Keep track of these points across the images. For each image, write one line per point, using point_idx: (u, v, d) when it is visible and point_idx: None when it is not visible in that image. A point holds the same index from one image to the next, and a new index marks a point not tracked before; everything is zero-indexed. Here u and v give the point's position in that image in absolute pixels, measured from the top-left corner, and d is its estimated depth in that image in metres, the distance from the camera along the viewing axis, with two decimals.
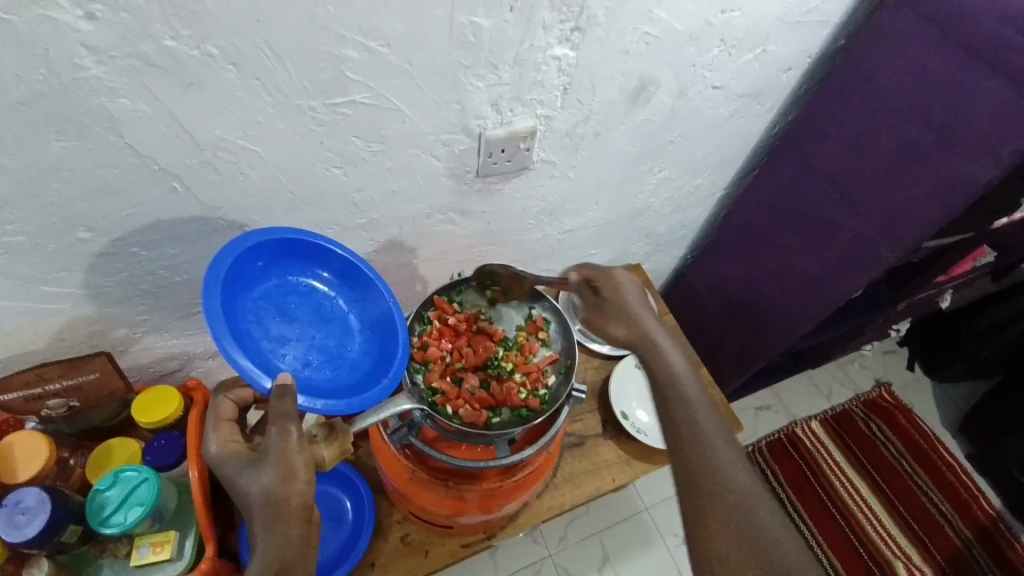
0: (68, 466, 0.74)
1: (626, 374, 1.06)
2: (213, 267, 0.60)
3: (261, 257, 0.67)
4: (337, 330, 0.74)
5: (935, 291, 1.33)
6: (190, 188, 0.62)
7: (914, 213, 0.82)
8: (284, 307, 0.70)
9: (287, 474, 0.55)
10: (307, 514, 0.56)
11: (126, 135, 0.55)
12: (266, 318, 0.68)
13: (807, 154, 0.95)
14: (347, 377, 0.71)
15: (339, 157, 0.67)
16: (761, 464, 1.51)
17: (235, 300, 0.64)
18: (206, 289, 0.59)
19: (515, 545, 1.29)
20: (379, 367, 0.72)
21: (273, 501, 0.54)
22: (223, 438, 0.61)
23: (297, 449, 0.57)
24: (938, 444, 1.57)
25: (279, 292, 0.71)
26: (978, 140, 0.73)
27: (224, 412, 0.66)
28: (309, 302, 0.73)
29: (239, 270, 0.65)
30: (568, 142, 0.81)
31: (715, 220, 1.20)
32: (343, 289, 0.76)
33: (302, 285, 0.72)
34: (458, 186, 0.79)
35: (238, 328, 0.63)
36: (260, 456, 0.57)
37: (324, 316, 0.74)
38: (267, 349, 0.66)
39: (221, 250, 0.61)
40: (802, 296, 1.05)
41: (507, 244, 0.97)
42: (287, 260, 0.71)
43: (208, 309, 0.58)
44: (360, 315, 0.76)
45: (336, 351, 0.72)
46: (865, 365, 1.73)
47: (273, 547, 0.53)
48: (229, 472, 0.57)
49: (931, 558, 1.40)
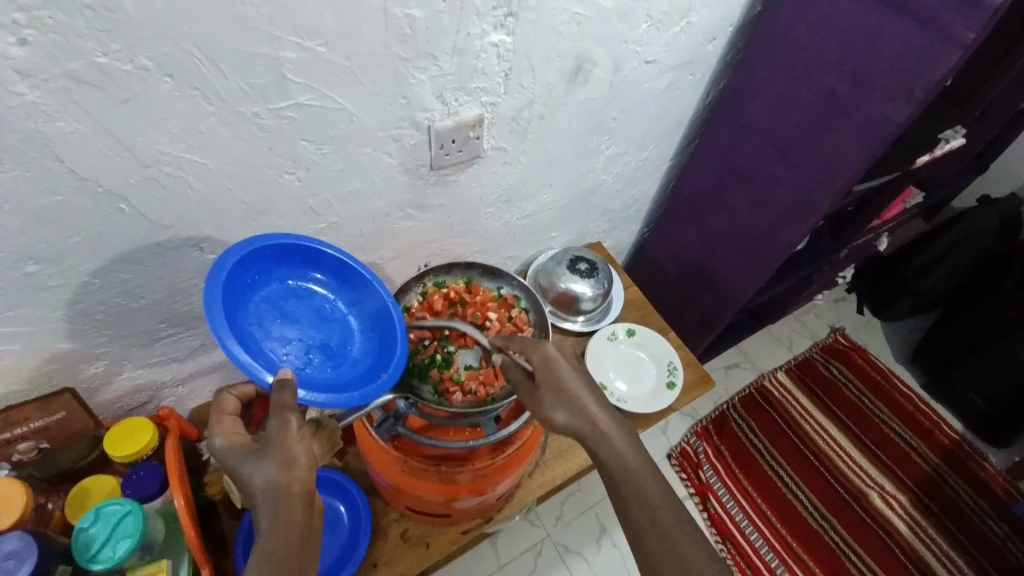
0: (47, 509, 0.72)
1: (601, 350, 1.10)
2: (212, 274, 0.59)
3: (254, 268, 0.67)
4: (337, 330, 0.74)
5: (872, 234, 1.43)
6: (138, 208, 0.61)
7: (839, 160, 0.89)
8: (285, 309, 0.70)
9: (288, 463, 0.56)
10: (310, 500, 0.57)
11: (65, 158, 0.54)
12: (268, 320, 0.67)
13: (742, 114, 1.01)
14: (348, 374, 0.70)
15: (290, 162, 0.67)
16: (736, 419, 1.58)
17: (236, 304, 0.63)
18: (208, 293, 0.58)
19: (513, 531, 1.30)
20: (379, 363, 0.72)
21: (276, 488, 0.55)
22: (226, 431, 0.61)
23: (298, 437, 0.57)
24: (893, 378, 1.69)
25: (280, 296, 0.70)
26: (893, 84, 0.78)
27: (228, 406, 0.65)
28: (310, 305, 0.73)
29: (239, 275, 0.64)
30: (515, 127, 0.84)
31: (665, 190, 1.25)
32: (341, 290, 0.76)
33: (301, 289, 0.72)
34: (413, 181, 0.80)
35: (241, 331, 0.62)
36: (260, 446, 0.57)
37: (324, 318, 0.73)
38: (269, 349, 0.65)
39: (217, 259, 0.61)
40: (752, 251, 1.11)
41: (468, 235, 0.98)
42: (282, 264, 0.70)
43: (211, 311, 0.57)
44: (359, 315, 0.76)
45: (336, 350, 0.72)
46: (819, 314, 1.83)
47: (276, 532, 0.54)
48: (232, 464, 0.57)
49: (903, 485, 1.50)
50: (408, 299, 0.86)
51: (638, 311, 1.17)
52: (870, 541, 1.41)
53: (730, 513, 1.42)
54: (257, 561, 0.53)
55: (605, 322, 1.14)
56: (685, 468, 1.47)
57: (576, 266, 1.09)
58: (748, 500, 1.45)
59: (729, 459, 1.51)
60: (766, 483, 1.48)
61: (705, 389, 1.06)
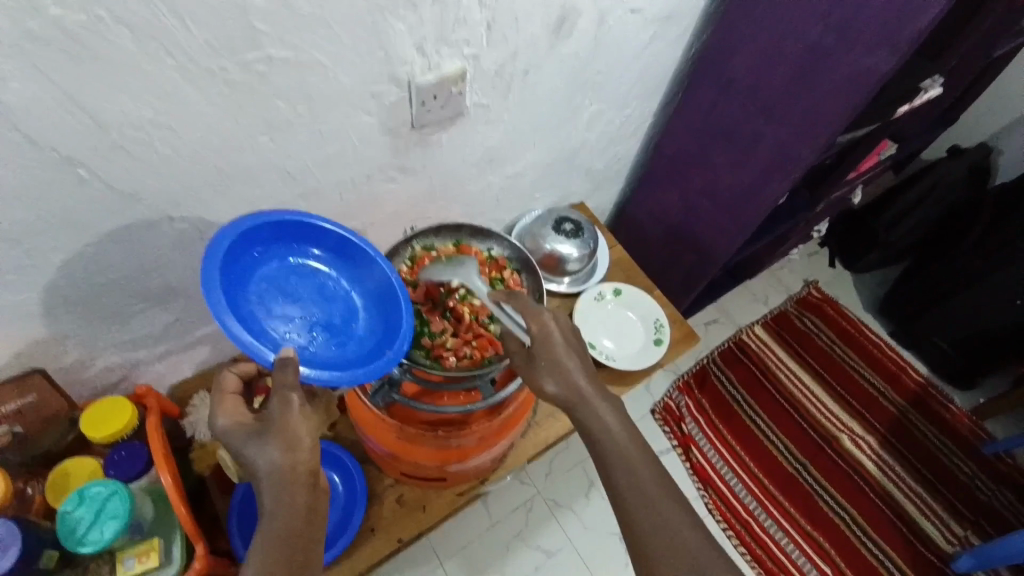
0: (27, 496, 0.70)
1: (587, 310, 1.10)
2: (207, 254, 0.58)
3: (252, 246, 0.65)
4: (341, 308, 0.72)
5: (848, 187, 1.45)
6: (102, 176, 0.57)
7: (823, 114, 0.88)
8: (286, 289, 0.68)
9: (291, 444, 0.56)
10: (314, 482, 0.57)
11: (21, 125, 0.49)
12: (269, 299, 0.66)
13: (725, 69, 0.99)
14: (353, 351, 0.68)
15: (264, 124, 0.62)
16: (716, 373, 1.62)
17: (235, 282, 0.62)
18: (205, 272, 0.57)
19: (505, 490, 1.33)
20: (384, 341, 0.69)
21: (281, 470, 0.55)
22: (229, 411, 0.59)
23: (300, 419, 0.56)
24: (864, 328, 1.75)
25: (281, 275, 0.68)
26: (875, 36, 0.78)
27: (230, 385, 0.63)
28: (312, 283, 0.71)
29: (236, 254, 0.62)
30: (499, 83, 0.80)
31: (649, 148, 1.23)
32: (343, 268, 0.73)
33: (302, 267, 0.70)
34: (395, 142, 0.77)
35: (241, 310, 0.60)
36: (263, 428, 0.56)
37: (327, 295, 0.71)
38: (271, 328, 0.63)
39: (211, 240, 0.59)
40: (734, 211, 1.11)
41: (451, 198, 0.95)
42: (280, 242, 0.68)
43: (209, 289, 0.56)
44: (362, 292, 0.74)
45: (340, 328, 0.70)
46: (794, 269, 1.88)
47: (281, 513, 0.54)
48: (236, 446, 0.56)
49: (873, 429, 1.58)
50: (397, 264, 0.84)
51: (624, 271, 1.17)
52: (843, 483, 1.49)
53: (712, 462, 1.48)
54: (261, 542, 0.52)
55: (592, 283, 1.14)
56: (668, 421, 1.51)
57: (562, 227, 1.08)
58: (728, 450, 1.51)
59: (710, 412, 1.56)
60: (746, 433, 1.54)
61: (691, 344, 1.09)
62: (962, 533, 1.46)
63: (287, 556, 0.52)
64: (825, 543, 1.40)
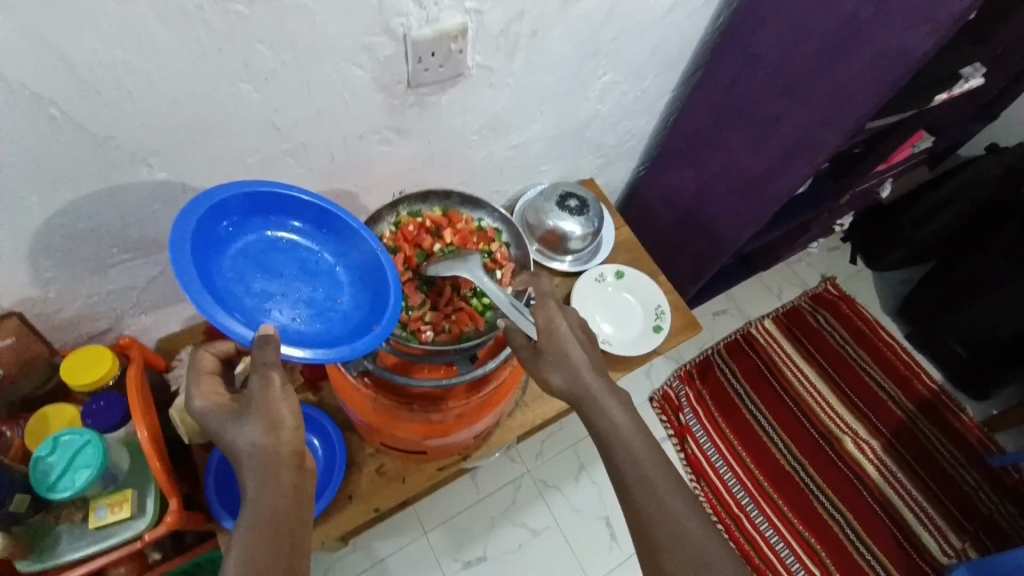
0: (4, 438, 0.70)
1: (587, 291, 1.06)
2: (176, 228, 0.55)
3: (226, 218, 0.62)
4: (326, 283, 0.68)
5: (876, 179, 1.37)
6: (73, 116, 0.54)
7: (854, 94, 0.82)
8: (265, 264, 0.65)
9: (273, 424, 0.53)
10: (300, 462, 0.55)
11: None
12: (247, 275, 0.62)
13: (749, 43, 0.92)
14: (339, 328, 0.64)
15: (245, 70, 0.59)
16: (720, 364, 1.58)
17: (208, 257, 0.59)
18: (174, 247, 0.54)
19: (494, 467, 1.32)
20: (372, 316, 0.66)
21: (262, 450, 0.53)
22: (207, 394, 0.57)
23: (281, 397, 0.54)
24: (879, 329, 1.69)
25: (259, 250, 0.65)
26: (918, 9, 0.71)
27: (206, 364, 0.61)
28: (293, 258, 0.67)
29: (208, 228, 0.60)
30: (504, 43, 0.75)
31: (665, 125, 1.17)
32: (326, 242, 0.70)
33: (281, 242, 0.67)
34: (389, 100, 0.73)
35: (217, 287, 0.57)
36: (243, 408, 0.54)
37: (310, 271, 0.67)
38: (251, 306, 0.60)
39: (180, 214, 0.56)
40: (750, 196, 1.05)
41: (451, 165, 0.91)
42: (257, 214, 0.65)
43: (179, 266, 0.53)
44: (348, 267, 0.70)
45: (325, 303, 0.66)
46: (811, 263, 1.81)
47: (266, 496, 0.52)
48: (216, 428, 0.55)
49: (878, 432, 1.53)
50: (381, 229, 0.80)
51: (629, 253, 1.13)
52: (841, 486, 1.45)
53: (707, 454, 1.45)
54: (246, 526, 0.51)
55: (594, 263, 1.09)
56: (666, 410, 1.48)
57: (566, 203, 1.03)
58: (725, 443, 1.48)
59: (710, 403, 1.52)
60: (744, 428, 1.50)
61: (692, 333, 1.05)
62: (961, 545, 1.41)
63: (271, 541, 0.51)
64: (816, 544, 1.38)
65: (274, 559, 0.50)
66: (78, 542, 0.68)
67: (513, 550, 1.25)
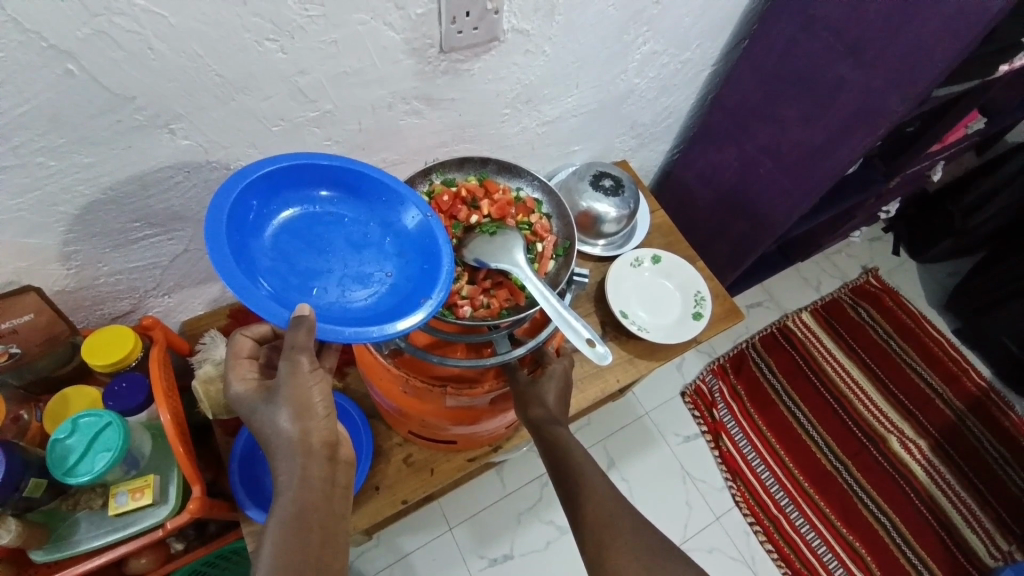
0: (23, 421, 0.67)
1: (622, 275, 1.00)
2: (210, 213, 0.53)
3: (266, 197, 0.59)
4: (373, 255, 0.62)
5: (929, 162, 1.29)
6: (91, 71, 0.51)
7: (924, 56, 0.75)
8: (310, 239, 0.61)
9: (303, 409, 0.49)
10: (331, 453, 0.51)
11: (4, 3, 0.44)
12: (291, 253, 0.59)
13: (807, 3, 0.86)
14: (387, 303, 0.59)
15: (271, 25, 0.55)
16: (755, 358, 1.51)
17: (249, 240, 0.56)
18: (209, 231, 0.52)
19: (520, 461, 1.28)
20: (421, 288, 0.59)
21: (293, 439, 0.49)
22: (243, 378, 0.54)
23: (311, 381, 0.50)
24: (924, 322, 1.60)
25: (305, 226, 0.61)
26: None
27: (244, 348, 0.58)
28: (340, 230, 0.62)
29: (246, 208, 0.57)
30: (542, 5, 0.71)
31: (704, 102, 1.11)
32: (374, 212, 0.64)
33: (327, 215, 0.62)
34: (420, 66, 0.69)
35: (255, 269, 0.55)
36: (273, 392, 0.50)
37: (357, 243, 0.62)
38: (294, 285, 0.57)
39: (215, 196, 0.54)
40: (799, 174, 0.99)
41: (481, 140, 0.87)
42: (301, 190, 0.62)
43: (214, 249, 0.51)
44: (397, 237, 0.64)
45: (372, 277, 0.61)
46: (852, 253, 1.72)
47: (297, 489, 0.49)
48: (248, 413, 0.51)
49: (924, 430, 1.45)
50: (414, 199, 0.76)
51: (665, 237, 1.07)
52: (885, 486, 1.37)
53: (742, 451, 1.38)
54: (277, 520, 0.48)
55: (629, 247, 1.04)
56: (699, 405, 1.41)
57: (601, 182, 0.98)
58: (762, 440, 1.41)
59: (745, 398, 1.46)
60: (782, 423, 1.43)
61: (733, 321, 0.99)
62: (1008, 548, 1.32)
63: (301, 534, 0.47)
64: (861, 548, 1.30)
65: (305, 553, 0.47)
66: (97, 530, 0.66)
67: (541, 548, 1.20)
